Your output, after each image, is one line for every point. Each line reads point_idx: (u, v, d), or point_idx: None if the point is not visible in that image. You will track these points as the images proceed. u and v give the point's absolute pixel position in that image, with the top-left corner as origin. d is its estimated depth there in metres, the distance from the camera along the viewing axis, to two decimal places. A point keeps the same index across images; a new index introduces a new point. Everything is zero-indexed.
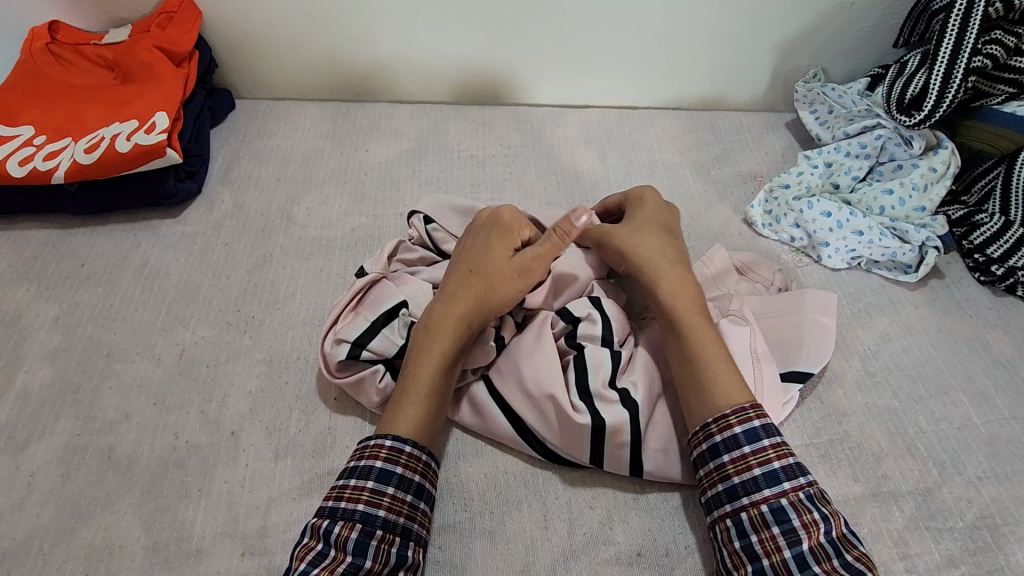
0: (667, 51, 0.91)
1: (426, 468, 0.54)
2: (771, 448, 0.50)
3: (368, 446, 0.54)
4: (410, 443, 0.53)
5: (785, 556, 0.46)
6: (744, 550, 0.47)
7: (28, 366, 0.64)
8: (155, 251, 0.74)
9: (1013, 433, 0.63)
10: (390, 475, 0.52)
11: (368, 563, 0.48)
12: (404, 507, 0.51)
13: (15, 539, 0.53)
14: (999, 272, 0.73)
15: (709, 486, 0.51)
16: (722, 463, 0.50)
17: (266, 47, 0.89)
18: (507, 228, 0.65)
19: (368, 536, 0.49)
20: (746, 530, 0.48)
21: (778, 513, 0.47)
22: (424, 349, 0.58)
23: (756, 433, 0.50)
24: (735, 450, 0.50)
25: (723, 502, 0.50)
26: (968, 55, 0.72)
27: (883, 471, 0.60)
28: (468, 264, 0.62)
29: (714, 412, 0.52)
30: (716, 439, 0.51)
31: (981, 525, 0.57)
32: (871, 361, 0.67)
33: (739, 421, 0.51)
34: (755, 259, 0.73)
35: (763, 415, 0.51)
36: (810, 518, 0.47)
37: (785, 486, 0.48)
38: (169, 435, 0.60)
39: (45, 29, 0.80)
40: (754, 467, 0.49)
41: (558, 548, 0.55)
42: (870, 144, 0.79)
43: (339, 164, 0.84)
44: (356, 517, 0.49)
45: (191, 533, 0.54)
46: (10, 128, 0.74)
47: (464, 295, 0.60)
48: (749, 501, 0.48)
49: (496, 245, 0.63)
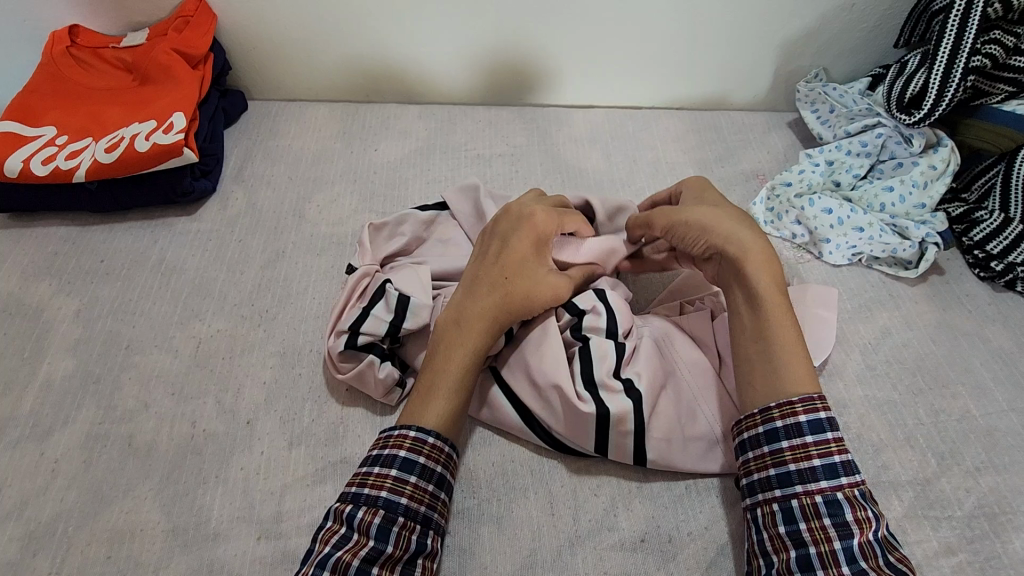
0: (670, 52, 0.93)
1: (448, 459, 0.56)
2: (832, 442, 0.51)
3: (393, 435, 0.55)
4: (433, 434, 0.55)
5: (835, 547, 0.47)
6: (789, 535, 0.49)
7: (51, 358, 0.66)
8: (171, 248, 0.76)
9: (1011, 425, 0.64)
10: (413, 465, 0.54)
11: (390, 548, 0.50)
12: (426, 495, 0.53)
13: (40, 522, 0.55)
14: (999, 268, 0.74)
15: (759, 468, 0.52)
16: (779, 448, 0.52)
17: (280, 50, 0.91)
18: (541, 227, 0.65)
19: (390, 522, 0.51)
20: (796, 517, 0.49)
21: (832, 505, 0.49)
22: (456, 340, 0.60)
23: (820, 424, 0.51)
24: (796, 438, 0.51)
25: (773, 486, 0.51)
26: (966, 55, 0.73)
27: (882, 461, 0.61)
28: (500, 265, 0.63)
29: (781, 396, 0.53)
30: (777, 424, 0.52)
31: (979, 514, 0.58)
32: (872, 354, 0.69)
33: (805, 410, 0.52)
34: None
35: (829, 407, 0.52)
36: (863, 515, 0.48)
37: (842, 480, 0.50)
38: (187, 424, 0.62)
39: (66, 33, 0.83)
40: (814, 457, 0.51)
41: (564, 533, 0.56)
42: (871, 142, 0.80)
43: (349, 163, 0.86)
44: (379, 504, 0.51)
45: (210, 518, 0.56)
46: (34, 129, 0.77)
47: (491, 295, 0.61)
48: (803, 490, 0.50)
49: (529, 245, 0.64)
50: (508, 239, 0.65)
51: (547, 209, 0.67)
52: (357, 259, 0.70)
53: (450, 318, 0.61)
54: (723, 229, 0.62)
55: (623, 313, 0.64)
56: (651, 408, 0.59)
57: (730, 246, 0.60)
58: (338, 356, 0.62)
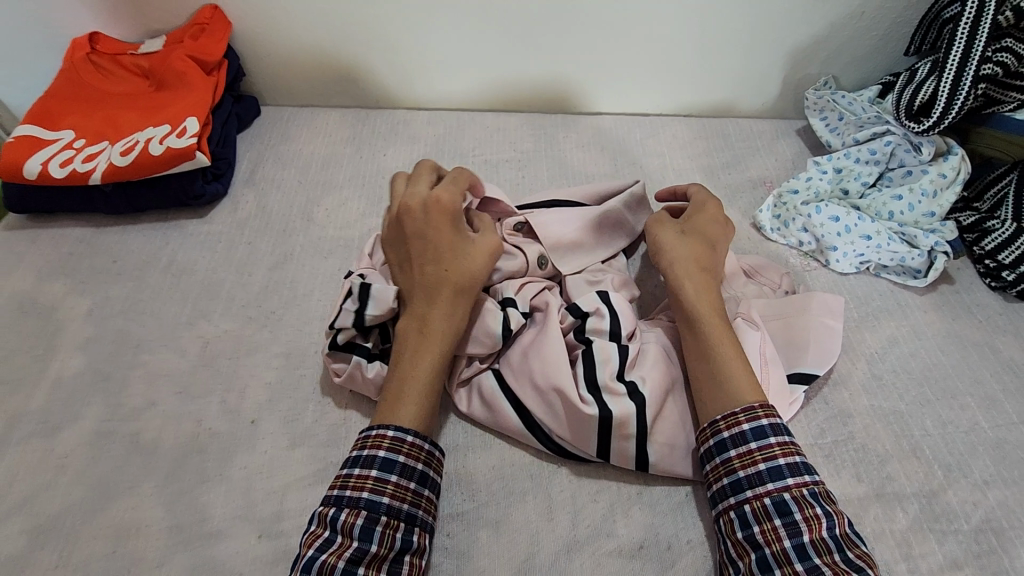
0: (678, 59, 0.93)
1: (428, 457, 0.57)
2: (776, 446, 0.54)
3: (371, 436, 0.56)
4: (411, 434, 0.56)
5: (785, 546, 0.49)
6: (746, 540, 0.51)
7: (62, 356, 0.67)
8: (182, 250, 0.77)
9: (1021, 438, 0.62)
10: (392, 464, 0.54)
11: (374, 547, 0.51)
12: (408, 494, 0.54)
13: (47, 516, 0.57)
14: (1010, 278, 0.73)
15: (715, 480, 0.55)
16: (728, 457, 0.54)
17: (292, 57, 0.93)
18: (451, 210, 0.65)
19: (373, 521, 0.52)
20: (749, 521, 0.51)
21: (780, 506, 0.51)
22: (422, 350, 0.60)
23: (762, 431, 0.54)
24: (742, 446, 0.54)
25: (728, 494, 0.54)
26: (977, 63, 0.72)
27: (887, 472, 0.60)
28: (432, 260, 0.63)
29: (727, 407, 0.56)
30: (724, 436, 0.55)
31: (986, 528, 0.57)
32: (878, 363, 0.68)
33: (747, 419, 0.55)
34: (762, 262, 0.74)
35: (771, 415, 0.55)
36: (812, 513, 0.50)
37: (789, 482, 0.52)
38: (192, 422, 0.63)
39: (86, 41, 0.85)
40: (759, 462, 0.53)
41: (562, 539, 0.56)
42: (880, 150, 0.79)
43: (357, 167, 0.88)
44: (361, 505, 0.52)
45: (211, 516, 0.57)
46: (53, 132, 0.79)
47: (444, 292, 0.62)
48: (752, 495, 0.52)
49: (448, 231, 0.64)
50: (426, 232, 0.64)
51: (440, 194, 0.66)
52: (355, 263, 0.72)
53: (412, 326, 0.61)
54: (687, 252, 0.66)
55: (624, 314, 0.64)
56: (653, 402, 0.58)
57: (675, 270, 0.65)
58: (332, 357, 0.64)
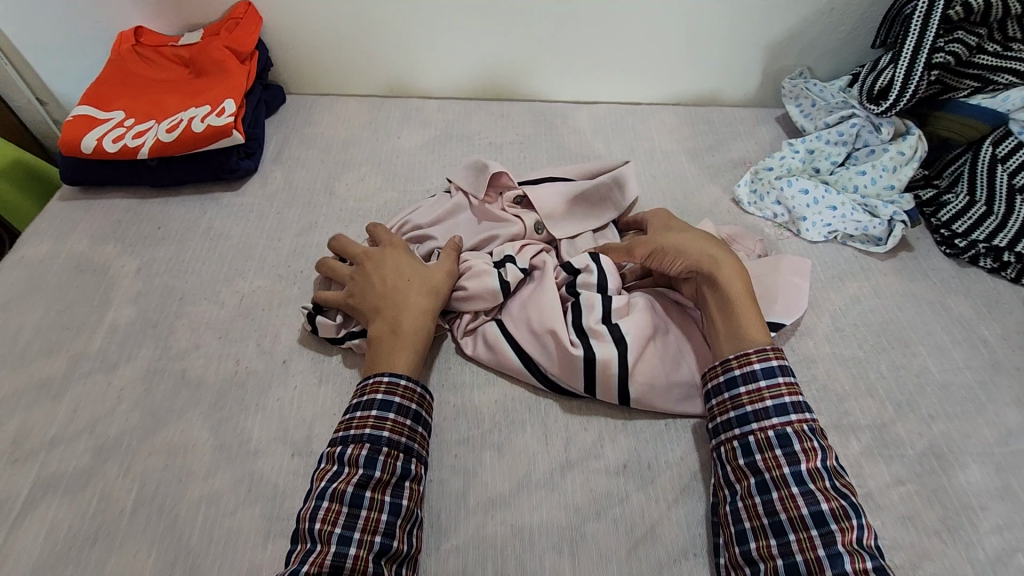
0: (667, 53, 1.01)
1: (421, 399, 0.64)
2: (783, 385, 0.61)
3: (368, 384, 0.64)
4: (405, 378, 0.64)
5: (784, 472, 0.56)
6: (747, 466, 0.58)
7: (116, 306, 0.76)
8: (218, 219, 0.86)
9: (965, 380, 0.70)
10: (390, 404, 0.62)
11: (377, 473, 0.58)
12: (405, 428, 0.61)
13: (109, 436, 0.65)
14: (962, 245, 0.81)
15: (721, 413, 0.62)
16: (737, 393, 0.61)
17: (314, 50, 1.02)
18: (400, 245, 0.76)
19: (376, 452, 0.59)
20: (752, 449, 0.58)
21: (783, 438, 0.58)
22: (399, 347, 0.66)
23: (772, 370, 0.61)
24: (752, 384, 0.61)
25: (733, 426, 0.60)
26: (928, 52, 0.80)
27: (844, 407, 0.68)
28: (394, 278, 0.71)
29: (741, 348, 0.63)
30: (735, 372, 0.62)
31: (929, 453, 0.64)
32: (841, 317, 0.76)
33: (759, 358, 0.62)
34: (739, 232, 0.82)
35: (780, 356, 0.62)
36: (809, 446, 0.57)
37: (792, 417, 0.59)
38: (231, 361, 0.71)
39: (132, 34, 0.94)
40: (766, 399, 0.60)
41: (556, 459, 0.65)
42: (846, 133, 0.88)
43: (374, 149, 0.96)
44: (364, 439, 0.59)
45: (250, 438, 0.65)
46: (105, 113, 0.88)
47: (412, 296, 0.69)
48: (758, 427, 0.59)
49: (403, 258, 0.74)
50: (384, 260, 0.73)
51: (387, 237, 0.77)
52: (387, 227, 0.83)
53: (383, 332, 0.67)
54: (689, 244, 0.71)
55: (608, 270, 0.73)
56: (635, 345, 0.67)
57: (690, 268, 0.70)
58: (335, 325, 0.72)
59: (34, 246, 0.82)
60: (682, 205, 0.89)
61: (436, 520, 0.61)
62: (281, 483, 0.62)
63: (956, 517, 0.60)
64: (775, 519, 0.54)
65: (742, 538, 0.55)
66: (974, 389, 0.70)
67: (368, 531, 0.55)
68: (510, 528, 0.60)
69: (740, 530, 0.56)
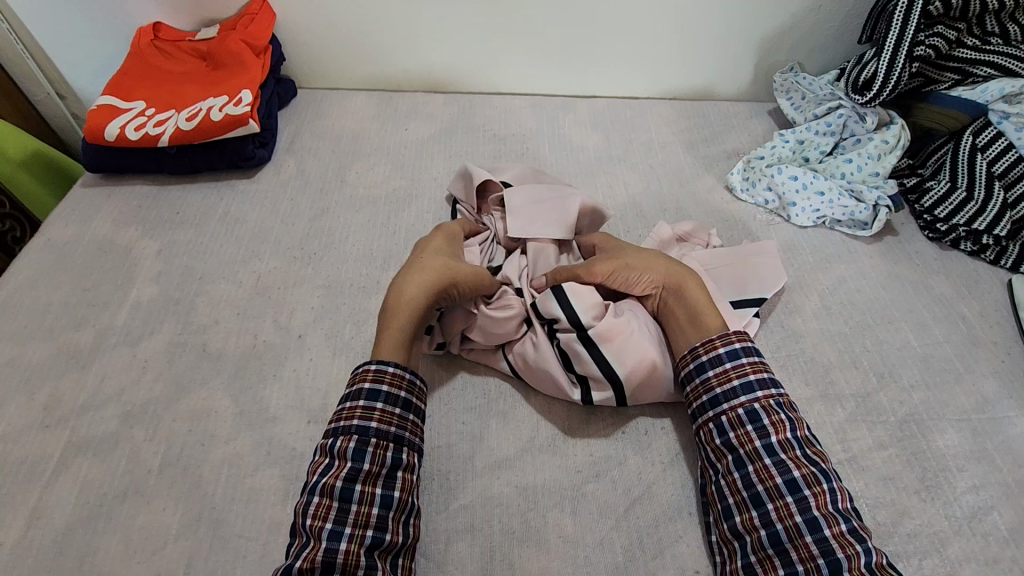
0: (663, 49, 1.06)
1: (410, 386, 0.64)
2: (748, 365, 0.63)
3: (357, 373, 0.64)
4: (393, 365, 0.64)
5: (757, 445, 0.59)
6: (724, 444, 0.61)
7: (138, 285, 0.80)
8: (235, 204, 0.90)
9: (945, 354, 0.74)
10: (377, 393, 0.62)
11: (367, 465, 0.58)
12: (394, 417, 0.61)
13: (136, 403, 0.69)
14: (943, 229, 0.85)
15: (695, 398, 0.65)
16: (707, 377, 0.64)
17: (326, 46, 1.06)
18: (454, 235, 0.80)
19: (364, 444, 0.59)
20: (726, 428, 0.61)
21: (751, 413, 0.60)
22: (393, 316, 0.67)
23: (736, 353, 0.64)
24: (718, 366, 0.64)
25: (707, 409, 0.63)
26: (909, 46, 0.85)
27: (830, 378, 0.72)
28: (422, 253, 0.74)
29: (706, 337, 0.66)
30: (703, 359, 0.65)
31: (909, 420, 0.68)
32: (828, 296, 0.80)
33: (723, 343, 0.65)
34: (693, 226, 0.85)
35: (743, 339, 0.65)
36: (777, 418, 0.60)
37: (758, 393, 0.62)
38: (250, 336, 0.75)
39: (151, 28, 0.99)
40: (733, 379, 0.63)
41: (558, 427, 0.68)
42: (834, 123, 0.92)
43: (383, 139, 1.01)
44: (352, 430, 0.59)
45: (269, 405, 0.69)
46: (127, 103, 0.92)
47: (423, 270, 0.70)
48: (729, 407, 0.62)
49: (445, 242, 0.77)
50: (420, 246, 0.76)
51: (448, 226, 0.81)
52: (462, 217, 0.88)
53: (387, 298, 0.69)
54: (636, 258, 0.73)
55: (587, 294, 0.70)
56: (629, 377, 0.67)
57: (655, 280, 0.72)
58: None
59: (59, 229, 0.86)
60: (677, 193, 0.93)
61: (445, 482, 0.64)
62: (298, 447, 0.66)
63: (934, 477, 0.64)
64: (754, 491, 0.57)
65: (729, 513, 0.58)
66: (953, 362, 0.73)
67: (359, 525, 0.55)
68: (514, 488, 0.64)
69: (725, 506, 0.58)
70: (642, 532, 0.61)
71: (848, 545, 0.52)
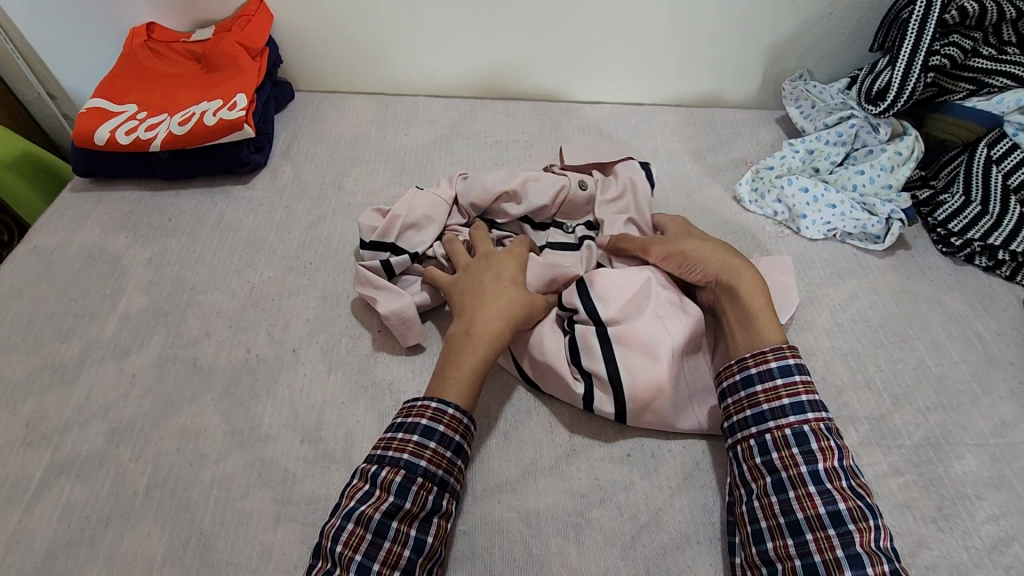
0: (670, 54, 1.03)
1: (465, 430, 0.61)
2: (800, 384, 0.61)
3: (416, 407, 0.62)
4: (452, 406, 0.61)
5: (802, 470, 0.57)
6: (764, 465, 0.58)
7: (128, 295, 0.77)
8: (228, 211, 0.88)
9: (960, 374, 0.72)
10: (433, 431, 0.59)
11: (407, 504, 0.56)
12: (444, 461, 0.59)
13: (123, 421, 0.66)
14: (958, 243, 0.83)
15: (738, 412, 0.62)
16: (754, 391, 0.62)
17: (324, 48, 1.04)
18: (522, 254, 0.75)
19: (410, 481, 0.56)
20: (769, 448, 0.59)
21: (800, 436, 0.58)
22: (465, 355, 0.64)
23: (789, 368, 0.61)
24: (768, 381, 0.61)
25: (750, 425, 0.61)
26: (924, 56, 0.82)
27: (843, 399, 0.69)
28: (494, 282, 0.70)
29: (756, 347, 0.64)
30: (751, 370, 0.62)
31: (925, 443, 0.66)
32: (840, 313, 0.78)
33: (774, 356, 0.62)
34: None
35: (797, 354, 0.63)
36: (827, 444, 0.57)
37: (809, 416, 0.59)
38: (242, 349, 0.72)
39: (144, 29, 0.96)
40: (783, 397, 0.60)
41: (562, 448, 0.66)
42: (846, 133, 0.90)
43: (383, 144, 0.98)
44: (400, 465, 0.57)
45: (261, 423, 0.66)
46: (118, 105, 0.90)
47: (498, 306, 0.67)
48: (774, 425, 0.59)
49: (514, 266, 0.72)
50: (493, 267, 0.72)
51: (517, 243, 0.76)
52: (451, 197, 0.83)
53: (461, 332, 0.66)
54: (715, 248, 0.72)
55: (612, 291, 0.69)
56: (633, 391, 0.65)
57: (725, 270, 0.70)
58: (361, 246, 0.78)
59: (46, 235, 0.83)
60: (683, 203, 0.90)
61: None
62: (291, 468, 0.63)
63: (952, 505, 0.62)
64: (792, 519, 0.55)
65: (759, 538, 0.55)
66: (969, 382, 0.71)
67: (388, 563, 0.53)
68: (517, 513, 0.61)
69: (757, 529, 0.56)
70: (650, 560, 0.58)
71: None
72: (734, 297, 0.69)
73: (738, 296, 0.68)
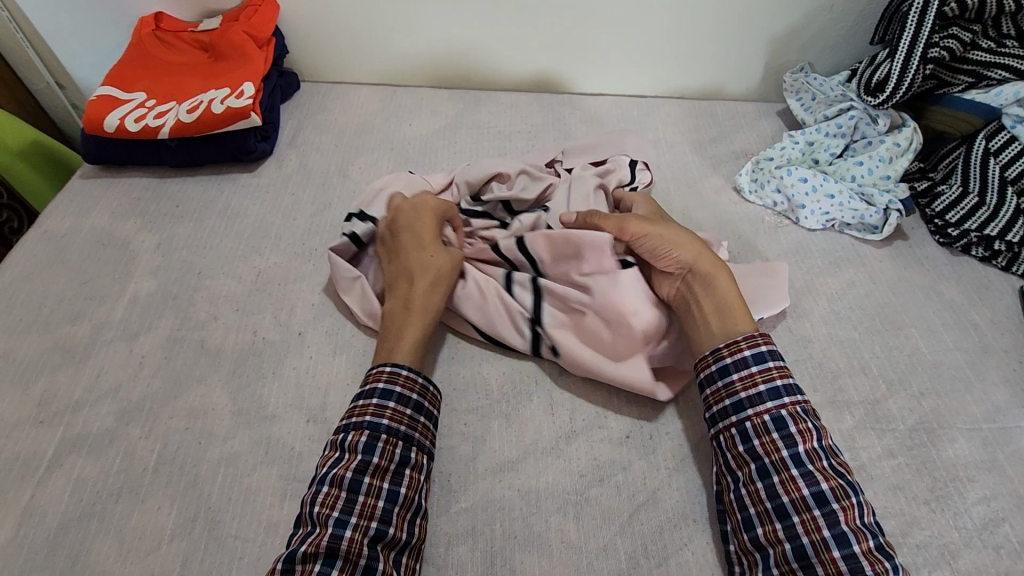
0: (672, 47, 1.04)
1: (423, 389, 0.64)
2: (773, 369, 0.61)
3: (371, 373, 0.64)
4: (406, 368, 0.64)
5: (783, 455, 0.57)
6: (747, 452, 0.59)
7: (137, 279, 0.79)
8: (235, 198, 0.89)
9: (955, 361, 0.73)
10: (391, 392, 0.62)
11: (376, 459, 0.58)
12: (404, 417, 0.61)
13: (132, 400, 0.68)
14: (954, 234, 0.84)
15: (716, 402, 0.62)
16: (731, 380, 0.62)
17: (330, 39, 1.05)
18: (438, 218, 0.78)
19: (375, 438, 0.59)
20: (750, 435, 0.59)
21: (778, 421, 0.59)
22: (407, 327, 0.68)
23: (762, 355, 0.62)
24: (743, 370, 0.61)
25: (729, 414, 0.61)
26: (923, 48, 0.83)
27: (839, 385, 0.71)
28: (417, 253, 0.73)
29: (730, 336, 0.64)
30: (727, 361, 0.63)
31: (919, 428, 0.67)
32: (837, 301, 0.79)
33: (749, 345, 0.62)
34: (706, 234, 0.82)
35: (769, 342, 0.63)
36: (805, 427, 0.58)
37: (785, 400, 0.59)
38: (249, 332, 0.74)
39: (152, 18, 0.97)
40: (759, 383, 0.61)
41: (561, 429, 0.67)
42: (846, 124, 0.91)
43: (387, 134, 0.99)
44: (364, 426, 0.60)
45: (267, 404, 0.68)
46: (127, 93, 0.91)
47: (428, 278, 0.71)
48: (753, 413, 0.60)
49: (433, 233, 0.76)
50: (415, 236, 0.75)
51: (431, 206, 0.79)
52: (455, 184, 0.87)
53: (398, 308, 0.70)
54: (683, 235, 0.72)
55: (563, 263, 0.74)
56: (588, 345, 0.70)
57: (699, 260, 0.69)
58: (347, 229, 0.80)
59: (56, 220, 0.85)
60: (682, 194, 0.91)
61: (447, 484, 0.63)
62: (297, 447, 0.65)
63: (944, 487, 0.63)
64: (778, 503, 0.56)
65: (750, 524, 0.56)
66: (962, 369, 0.72)
67: (365, 515, 0.55)
68: (517, 491, 0.62)
69: (746, 516, 0.57)
70: (647, 538, 0.60)
71: (878, 563, 0.51)
72: (709, 288, 0.68)
73: (713, 286, 0.68)
